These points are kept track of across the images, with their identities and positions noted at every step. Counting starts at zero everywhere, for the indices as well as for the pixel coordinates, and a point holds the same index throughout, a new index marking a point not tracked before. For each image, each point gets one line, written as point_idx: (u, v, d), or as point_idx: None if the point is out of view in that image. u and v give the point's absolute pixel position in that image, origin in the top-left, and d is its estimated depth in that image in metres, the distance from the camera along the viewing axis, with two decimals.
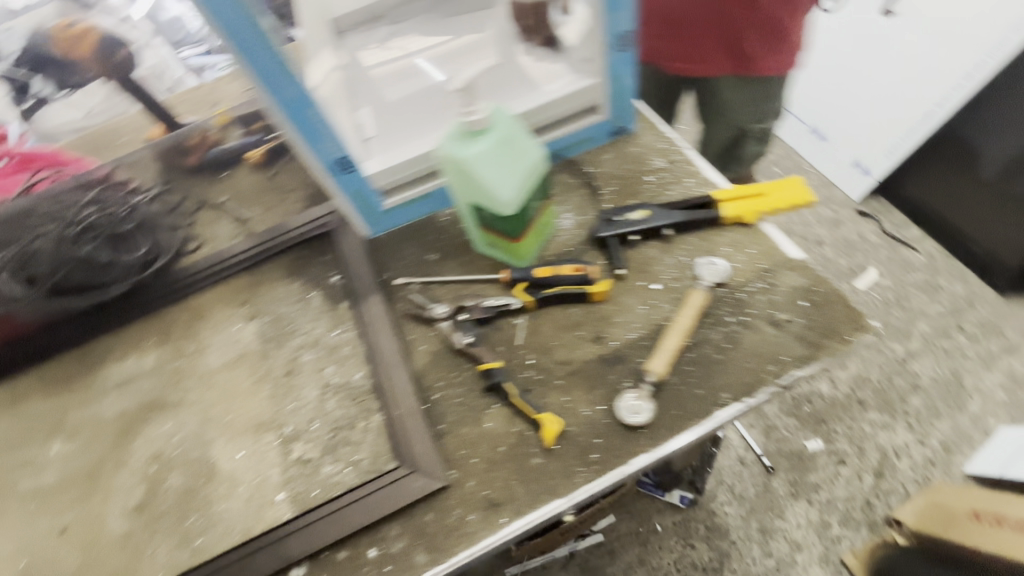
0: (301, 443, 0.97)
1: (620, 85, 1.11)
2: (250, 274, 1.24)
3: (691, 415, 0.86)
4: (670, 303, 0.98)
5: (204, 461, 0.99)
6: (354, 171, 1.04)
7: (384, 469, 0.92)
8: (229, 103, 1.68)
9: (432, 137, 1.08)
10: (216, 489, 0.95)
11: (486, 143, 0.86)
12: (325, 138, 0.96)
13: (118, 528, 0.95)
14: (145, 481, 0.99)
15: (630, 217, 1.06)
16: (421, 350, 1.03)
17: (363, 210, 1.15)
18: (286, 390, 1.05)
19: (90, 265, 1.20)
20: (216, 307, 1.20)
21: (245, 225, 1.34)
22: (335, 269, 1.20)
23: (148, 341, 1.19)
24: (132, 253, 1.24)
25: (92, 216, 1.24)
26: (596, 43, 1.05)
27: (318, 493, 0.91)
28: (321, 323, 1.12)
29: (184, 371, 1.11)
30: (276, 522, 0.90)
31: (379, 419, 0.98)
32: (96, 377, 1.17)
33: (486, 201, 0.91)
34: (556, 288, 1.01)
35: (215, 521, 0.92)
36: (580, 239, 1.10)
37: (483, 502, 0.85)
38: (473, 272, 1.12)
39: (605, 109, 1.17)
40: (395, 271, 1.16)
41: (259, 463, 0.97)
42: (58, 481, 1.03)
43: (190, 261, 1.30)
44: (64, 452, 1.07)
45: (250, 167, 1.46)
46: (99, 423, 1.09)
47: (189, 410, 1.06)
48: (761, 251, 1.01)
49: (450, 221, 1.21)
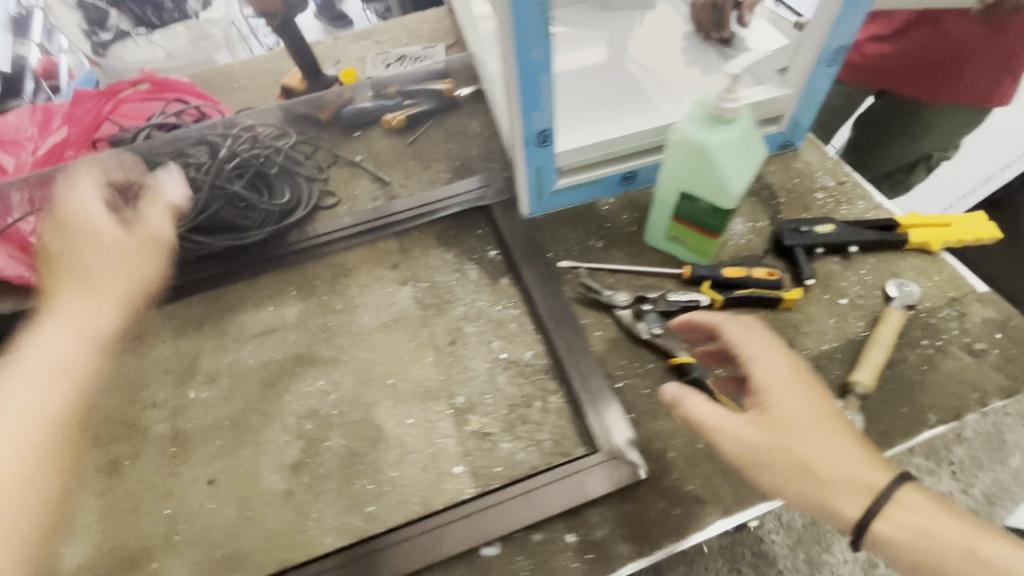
0: (478, 416, 0.93)
1: (810, 98, 1.11)
2: (398, 238, 1.20)
3: (900, 433, 0.86)
4: (860, 319, 0.98)
5: (367, 424, 0.93)
6: (549, 145, 1.02)
7: (573, 453, 0.88)
8: (352, 61, 1.61)
9: (627, 124, 1.06)
10: (385, 455, 0.90)
11: (732, 131, 0.84)
12: (541, 108, 0.95)
13: (276, 484, 0.88)
14: (302, 438, 0.93)
15: (816, 229, 1.05)
16: (599, 336, 1.00)
17: (537, 187, 1.12)
18: (453, 360, 1.00)
19: (233, 208, 1.16)
20: (363, 268, 1.15)
21: (386, 189, 1.30)
22: (492, 244, 1.17)
23: (289, 293, 1.12)
24: (273, 200, 1.19)
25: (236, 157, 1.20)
26: (802, 54, 1.04)
27: (502, 470, 0.87)
28: (482, 297, 1.09)
29: (334, 328, 1.06)
30: (459, 496, 0.85)
31: (560, 401, 0.94)
32: (230, 322, 1.09)
33: (710, 191, 0.89)
34: (748, 290, 0.99)
35: (389, 487, 0.87)
36: (756, 246, 1.09)
37: (688, 498, 0.83)
38: (644, 264, 1.10)
39: (785, 121, 1.16)
40: (558, 253, 1.13)
41: (433, 432, 0.92)
42: (198, 427, 0.95)
43: (329, 217, 1.24)
44: (201, 398, 0.99)
45: (386, 130, 1.41)
46: (240, 371, 1.02)
47: (344, 369, 1.00)
48: (947, 279, 1.02)
49: (612, 210, 1.19)
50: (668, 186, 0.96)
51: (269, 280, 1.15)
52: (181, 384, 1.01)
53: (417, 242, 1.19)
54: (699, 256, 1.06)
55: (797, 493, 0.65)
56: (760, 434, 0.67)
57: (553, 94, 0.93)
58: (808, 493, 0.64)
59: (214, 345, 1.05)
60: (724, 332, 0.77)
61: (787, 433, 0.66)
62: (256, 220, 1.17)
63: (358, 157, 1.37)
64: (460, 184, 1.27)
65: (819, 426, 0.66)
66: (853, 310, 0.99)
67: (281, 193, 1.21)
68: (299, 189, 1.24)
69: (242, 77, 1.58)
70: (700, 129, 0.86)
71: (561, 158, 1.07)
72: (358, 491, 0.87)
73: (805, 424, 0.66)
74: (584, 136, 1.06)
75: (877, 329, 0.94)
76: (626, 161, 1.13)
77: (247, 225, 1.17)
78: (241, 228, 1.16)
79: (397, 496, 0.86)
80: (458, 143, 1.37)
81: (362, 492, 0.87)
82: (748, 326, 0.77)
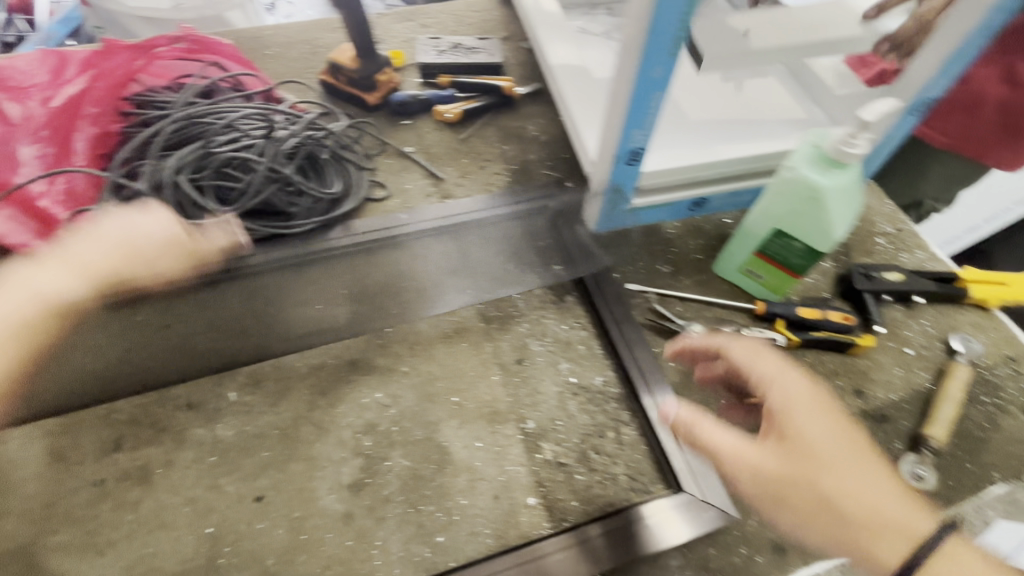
0: (550, 444, 0.89)
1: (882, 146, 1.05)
2: (454, 242, 1.13)
3: (968, 489, 0.87)
4: (924, 371, 0.99)
5: (431, 445, 0.87)
6: (639, 163, 0.97)
7: (652, 490, 0.85)
8: (396, 41, 1.51)
9: (716, 150, 1.02)
10: (453, 480, 0.84)
11: (847, 177, 0.83)
12: (645, 125, 0.90)
13: (332, 506, 0.81)
14: (359, 455, 0.86)
15: (885, 277, 1.06)
16: (671, 367, 0.98)
17: (611, 203, 1.07)
18: (520, 381, 0.95)
19: (281, 193, 1.05)
20: (419, 270, 1.08)
21: (439, 185, 1.22)
22: (556, 257, 1.12)
23: (339, 291, 1.04)
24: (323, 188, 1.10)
25: (285, 133, 1.08)
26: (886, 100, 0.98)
27: (579, 505, 0.83)
28: (548, 314, 1.04)
29: (391, 335, 0.99)
30: (534, 530, 0.81)
31: (635, 434, 0.91)
32: (274, 319, 1.00)
33: (812, 233, 0.88)
34: (822, 333, 0.99)
35: (460, 516, 0.81)
36: (823, 286, 1.09)
37: (768, 545, 0.81)
38: (713, 295, 1.07)
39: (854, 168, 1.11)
40: (624, 274, 1.09)
41: (504, 458, 0.87)
42: (240, 436, 0.86)
43: (379, 210, 1.16)
44: (244, 402, 0.90)
45: (437, 122, 1.32)
46: (288, 375, 0.93)
47: (404, 381, 0.93)
48: (1003, 337, 1.04)
49: (678, 235, 1.15)
50: (762, 220, 0.94)
51: (316, 275, 1.06)
52: (219, 385, 0.91)
53: (476, 248, 1.12)
54: (772, 293, 1.04)
55: (819, 529, 0.64)
56: (773, 462, 0.67)
57: (661, 113, 0.88)
58: (839, 530, 0.63)
59: (257, 345, 0.97)
60: (729, 357, 0.77)
61: (817, 461, 0.66)
62: (303, 207, 1.07)
63: (409, 148, 1.27)
64: (517, 189, 1.21)
65: (846, 453, 0.67)
66: (917, 361, 1.00)
67: (330, 181, 1.12)
68: (349, 177, 1.15)
69: (275, 44, 1.45)
70: (815, 171, 0.84)
71: (645, 177, 1.02)
72: (426, 518, 0.81)
73: (832, 453, 0.66)
74: (670, 158, 1.02)
75: (944, 383, 0.95)
76: (703, 187, 1.09)
77: (293, 212, 1.06)
78: (287, 215, 1.06)
79: (468, 526, 0.80)
80: (514, 144, 1.30)
81: (430, 520, 0.81)
82: (755, 346, 0.78)
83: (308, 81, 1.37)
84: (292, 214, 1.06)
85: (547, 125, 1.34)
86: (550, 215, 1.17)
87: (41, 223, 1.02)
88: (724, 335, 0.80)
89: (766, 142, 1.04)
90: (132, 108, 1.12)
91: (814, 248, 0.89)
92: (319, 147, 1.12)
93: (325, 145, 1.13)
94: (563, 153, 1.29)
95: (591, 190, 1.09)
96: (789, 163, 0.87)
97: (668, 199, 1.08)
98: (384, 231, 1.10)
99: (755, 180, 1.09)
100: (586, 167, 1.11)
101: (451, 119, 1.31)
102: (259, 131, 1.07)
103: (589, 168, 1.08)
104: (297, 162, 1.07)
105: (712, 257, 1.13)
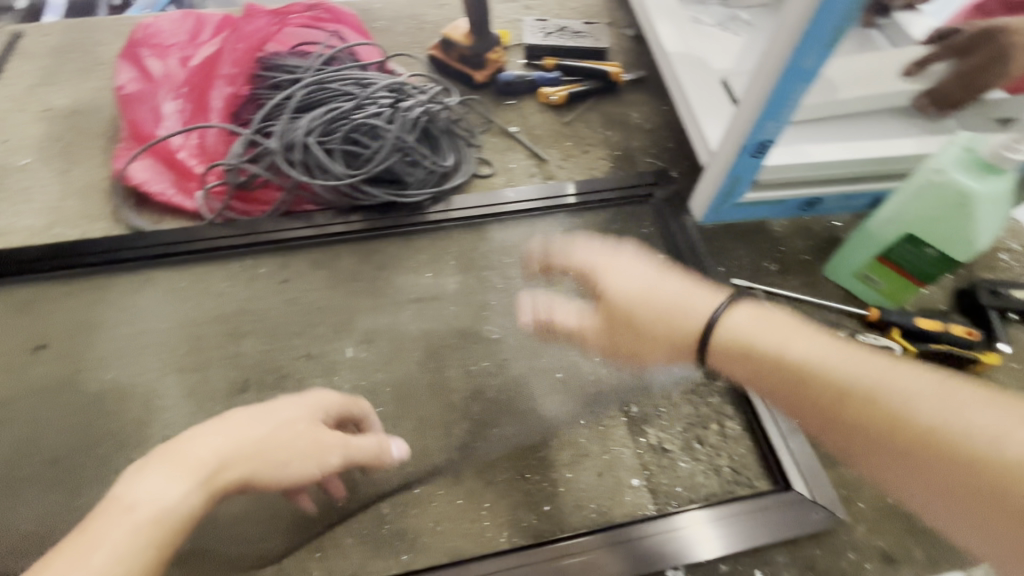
0: (653, 429, 0.89)
1: None
2: (558, 223, 1.14)
3: None
4: None
5: (537, 417, 0.89)
6: (764, 156, 0.96)
7: (755, 485, 0.85)
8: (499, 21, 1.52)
9: (840, 149, 1.00)
10: (558, 453, 0.86)
11: (1001, 184, 0.80)
12: (780, 118, 0.89)
13: (443, 465, 0.84)
14: (468, 420, 0.88)
15: (1014, 295, 1.00)
16: None
17: (722, 195, 1.05)
18: (623, 365, 0.96)
19: (399, 163, 1.08)
20: (523, 247, 1.09)
21: (543, 167, 1.23)
22: (660, 246, 1.11)
23: (446, 261, 1.06)
24: (437, 161, 1.12)
25: (407, 106, 1.12)
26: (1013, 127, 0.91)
27: (682, 492, 0.84)
28: None
29: (497, 308, 1.01)
30: (638, 510, 0.82)
31: (739, 429, 0.90)
32: (385, 282, 1.03)
33: (951, 241, 0.84)
34: (941, 346, 0.93)
35: (565, 488, 0.83)
36: (940, 299, 1.05)
37: (879, 553, 0.79)
38: (821, 298, 1.05)
39: None
40: (729, 269, 1.08)
41: (608, 437, 0.88)
42: (356, 390, 0.91)
43: (485, 186, 1.18)
44: (359, 359, 0.94)
45: (540, 104, 1.33)
46: (400, 337, 0.97)
47: (510, 353, 0.95)
48: None
49: (786, 234, 1.13)
50: (891, 224, 0.91)
51: (424, 242, 1.09)
52: (336, 340, 0.96)
53: (579, 231, 1.13)
54: (888, 301, 1.01)
55: (834, 435, 0.54)
56: (596, 310, 0.73)
57: (799, 105, 0.87)
58: (834, 423, 0.53)
59: (370, 305, 1.01)
60: (594, 279, 0.69)
61: (800, 369, 0.55)
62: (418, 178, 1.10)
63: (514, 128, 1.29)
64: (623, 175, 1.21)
65: (835, 350, 0.55)
66: None
67: (443, 155, 1.15)
68: (459, 153, 1.18)
69: (384, 18, 1.49)
70: (966, 176, 0.81)
71: (765, 171, 1.00)
72: (532, 487, 0.83)
73: (766, 338, 0.59)
74: (794, 152, 1.00)
75: None
76: (820, 186, 1.06)
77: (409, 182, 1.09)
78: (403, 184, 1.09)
79: (573, 500, 0.82)
80: (618, 131, 1.30)
81: (536, 490, 0.83)
82: (628, 263, 0.69)
83: (416, 56, 1.40)
84: (407, 183, 1.09)
85: (651, 113, 1.33)
86: (655, 203, 1.16)
87: (177, 174, 1.09)
88: (600, 254, 0.70)
89: (896, 144, 1.00)
90: (263, 70, 1.17)
91: (950, 257, 0.86)
92: (435, 122, 1.14)
93: (440, 120, 1.16)
94: (667, 143, 1.27)
95: (703, 181, 1.08)
96: (935, 165, 0.84)
97: (784, 196, 1.06)
98: (491, 208, 1.12)
99: (877, 183, 1.06)
100: (701, 158, 1.09)
101: (555, 101, 1.31)
102: (382, 102, 1.11)
103: (705, 158, 1.07)
104: (415, 134, 1.11)
105: (822, 260, 1.10)
